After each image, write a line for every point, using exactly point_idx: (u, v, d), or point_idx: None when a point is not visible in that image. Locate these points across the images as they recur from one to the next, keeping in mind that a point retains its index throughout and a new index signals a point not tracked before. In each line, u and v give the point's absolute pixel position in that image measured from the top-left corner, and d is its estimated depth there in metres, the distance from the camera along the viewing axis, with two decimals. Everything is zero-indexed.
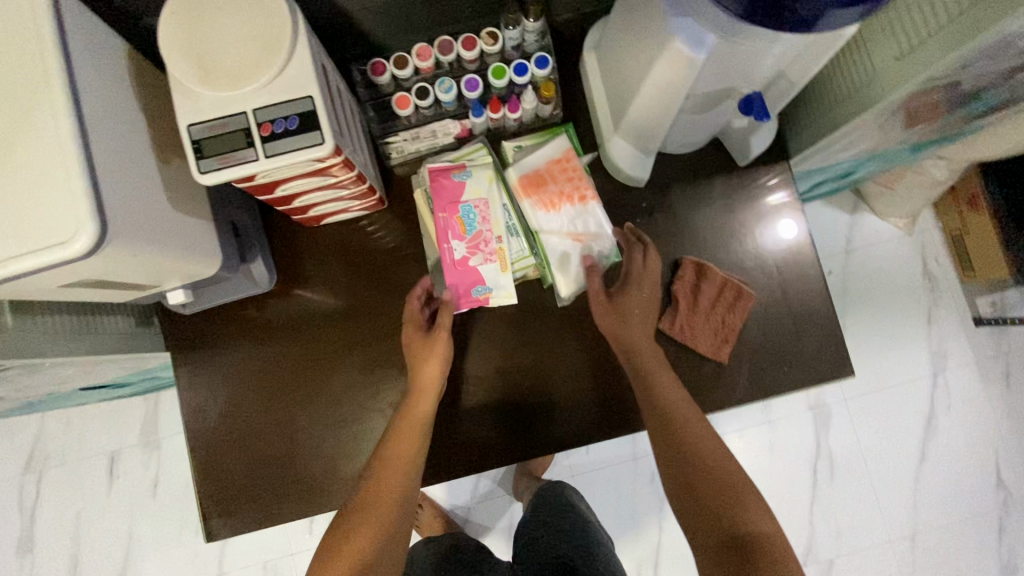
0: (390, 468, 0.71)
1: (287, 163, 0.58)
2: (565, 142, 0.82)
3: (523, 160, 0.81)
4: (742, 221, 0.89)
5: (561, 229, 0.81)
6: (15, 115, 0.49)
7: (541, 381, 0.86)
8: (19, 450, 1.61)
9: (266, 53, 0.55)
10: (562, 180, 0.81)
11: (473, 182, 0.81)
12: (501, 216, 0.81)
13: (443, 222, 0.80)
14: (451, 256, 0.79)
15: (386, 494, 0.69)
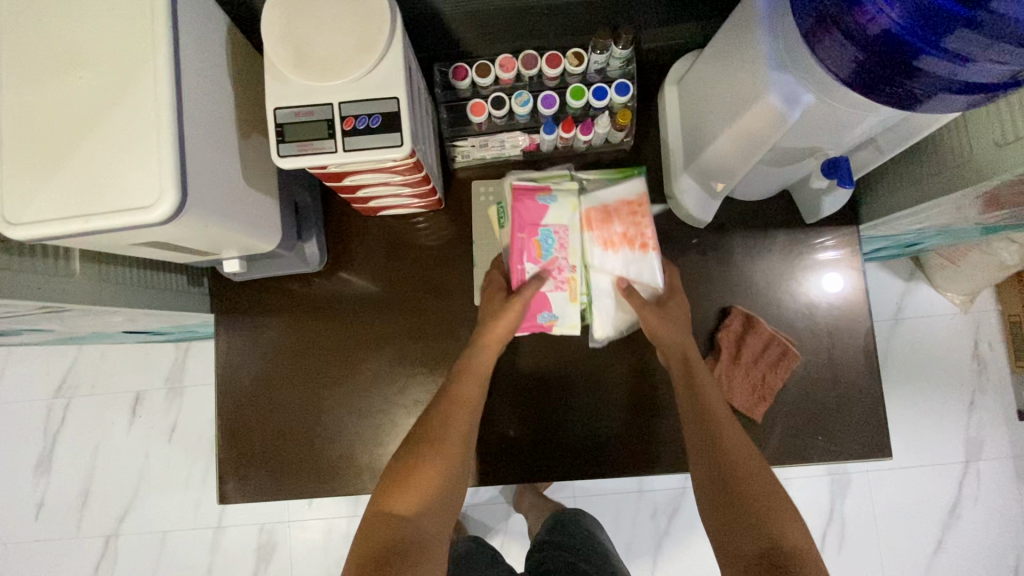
0: (450, 417, 0.72)
1: (362, 159, 0.59)
2: (641, 185, 0.81)
3: (597, 195, 0.80)
4: (797, 278, 0.86)
5: (613, 271, 0.79)
6: (118, 77, 0.51)
7: (567, 404, 0.85)
8: (53, 374, 1.68)
9: (361, 50, 0.56)
10: (628, 222, 0.79)
11: (555, 207, 0.79)
12: (579, 246, 0.79)
13: (520, 243, 0.78)
14: (521, 277, 0.78)
15: (446, 443, 0.70)
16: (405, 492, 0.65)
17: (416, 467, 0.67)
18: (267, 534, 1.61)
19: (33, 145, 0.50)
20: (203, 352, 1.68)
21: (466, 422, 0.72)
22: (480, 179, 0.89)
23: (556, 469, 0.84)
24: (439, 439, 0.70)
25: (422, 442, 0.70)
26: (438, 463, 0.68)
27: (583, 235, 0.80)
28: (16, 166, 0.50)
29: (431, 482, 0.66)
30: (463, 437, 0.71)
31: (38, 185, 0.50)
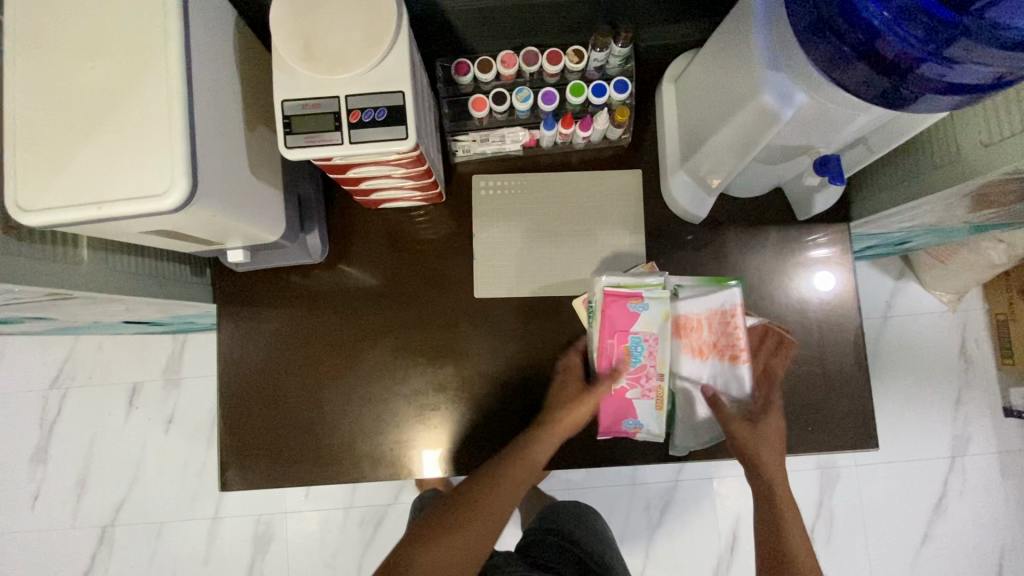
0: (486, 492, 0.73)
1: (368, 152, 0.61)
2: (733, 294, 0.80)
3: (688, 302, 0.81)
4: (789, 274, 0.88)
5: (695, 378, 0.81)
6: (130, 68, 0.52)
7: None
8: (49, 365, 1.68)
9: (366, 44, 0.57)
10: (719, 332, 0.80)
11: (647, 314, 0.80)
12: (668, 354, 0.80)
13: (608, 348, 0.80)
14: (608, 383, 0.80)
15: (476, 517, 0.70)
16: (425, 553, 0.66)
17: (443, 537, 0.68)
18: (264, 525, 1.63)
19: (47, 134, 0.51)
20: (201, 344, 1.68)
21: (503, 505, 0.72)
22: (480, 173, 0.90)
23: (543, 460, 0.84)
24: (472, 514, 0.70)
25: (450, 512, 0.71)
26: (464, 540, 0.68)
27: (671, 343, 0.81)
28: (30, 154, 0.51)
29: (464, 555, 0.67)
30: (497, 519, 0.71)
31: (51, 174, 0.51)
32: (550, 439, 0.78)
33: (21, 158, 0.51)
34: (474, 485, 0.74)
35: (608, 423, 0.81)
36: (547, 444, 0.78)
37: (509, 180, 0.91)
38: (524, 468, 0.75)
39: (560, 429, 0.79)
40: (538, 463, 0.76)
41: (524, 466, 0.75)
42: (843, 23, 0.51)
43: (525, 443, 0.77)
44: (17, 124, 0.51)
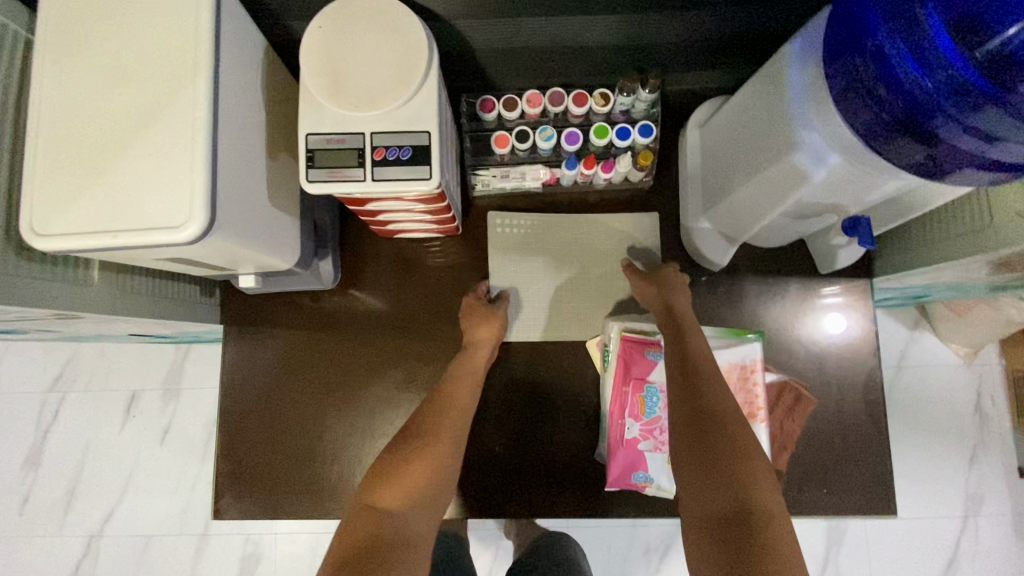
0: (442, 415, 0.71)
1: (390, 189, 0.60)
2: (756, 349, 0.77)
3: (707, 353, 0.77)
4: (808, 326, 0.86)
5: None
6: (158, 96, 0.51)
7: (564, 439, 0.83)
8: (49, 368, 1.66)
9: (395, 83, 0.57)
10: (738, 389, 0.76)
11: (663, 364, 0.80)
12: None
13: (624, 396, 0.78)
14: (621, 432, 0.77)
15: (440, 439, 0.68)
16: (400, 481, 0.62)
17: (409, 460, 0.64)
18: (252, 544, 1.59)
19: (69, 157, 0.50)
20: (203, 355, 1.66)
21: (456, 426, 0.71)
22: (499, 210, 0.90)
23: (544, 506, 0.81)
24: (434, 434, 0.68)
25: (411, 439, 0.67)
26: (428, 460, 0.65)
27: None
28: (51, 177, 0.50)
29: (424, 474, 0.64)
30: (458, 434, 0.70)
31: (70, 197, 0.50)
32: (479, 358, 0.79)
33: (40, 180, 0.50)
34: (427, 410, 0.71)
35: (617, 475, 0.77)
36: (472, 361, 0.78)
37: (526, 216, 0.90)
38: (466, 388, 0.75)
39: (482, 347, 0.80)
40: (474, 379, 0.77)
41: (462, 382, 0.75)
42: (884, 90, 0.50)
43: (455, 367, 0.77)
44: (42, 146, 0.51)
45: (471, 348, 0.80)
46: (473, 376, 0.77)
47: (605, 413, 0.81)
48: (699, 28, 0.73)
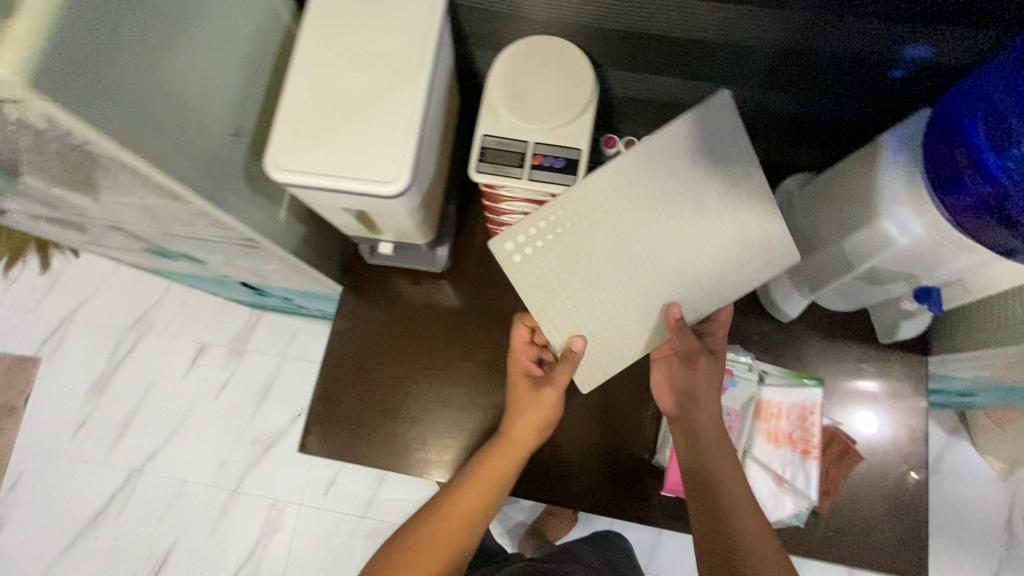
0: (444, 531, 0.76)
1: (538, 189, 0.73)
2: (817, 393, 0.82)
3: (774, 387, 0.82)
4: (863, 389, 0.93)
5: (769, 466, 0.80)
6: (391, 83, 0.66)
7: (616, 445, 0.90)
8: (135, 307, 1.82)
9: (562, 108, 0.70)
10: (796, 424, 0.81)
11: (734, 391, 0.82)
12: (746, 434, 0.81)
13: None
14: None
15: (435, 558, 0.74)
16: None
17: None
18: (277, 511, 1.65)
19: (316, 115, 0.65)
20: (272, 323, 1.78)
21: (456, 538, 0.76)
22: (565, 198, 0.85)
23: (585, 501, 0.88)
24: (431, 550, 0.75)
25: (404, 553, 0.74)
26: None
27: (753, 423, 0.81)
28: (298, 125, 0.65)
29: None
30: (457, 548, 0.76)
31: (309, 144, 0.64)
32: (508, 462, 0.79)
33: (289, 127, 0.64)
34: (430, 519, 0.77)
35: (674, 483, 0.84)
36: (495, 463, 0.79)
37: None
38: (471, 503, 0.77)
39: (509, 443, 0.79)
40: (489, 484, 0.78)
41: (471, 494, 0.77)
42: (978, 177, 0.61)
43: (467, 475, 0.79)
44: (296, 103, 0.65)
45: (497, 445, 0.80)
46: (490, 479, 0.78)
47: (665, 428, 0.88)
48: (802, 113, 0.86)
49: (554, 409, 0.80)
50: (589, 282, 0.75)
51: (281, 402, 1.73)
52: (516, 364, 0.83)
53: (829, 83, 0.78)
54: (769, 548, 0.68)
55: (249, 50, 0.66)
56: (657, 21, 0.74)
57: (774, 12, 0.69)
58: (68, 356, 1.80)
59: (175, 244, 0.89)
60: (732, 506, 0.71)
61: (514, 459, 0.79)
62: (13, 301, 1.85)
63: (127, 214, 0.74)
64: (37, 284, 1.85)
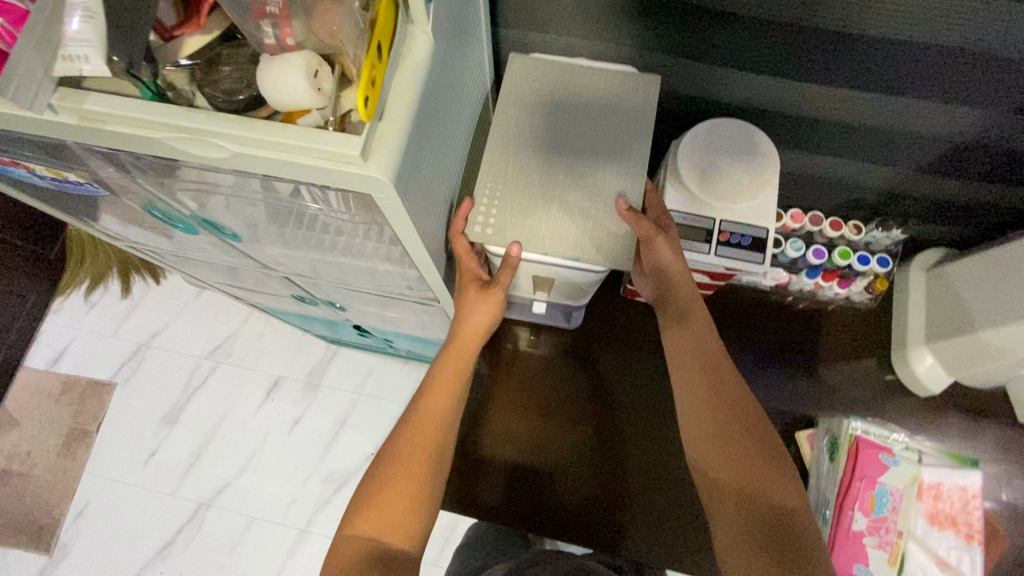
0: (420, 436, 0.68)
1: (723, 264, 0.75)
2: (976, 480, 0.86)
3: (932, 467, 0.85)
4: (1011, 474, 0.92)
5: (933, 550, 0.82)
6: (597, 160, 0.69)
7: (682, 508, 0.93)
8: (213, 336, 1.78)
9: (755, 185, 0.73)
10: (959, 509, 0.84)
11: (896, 471, 0.85)
12: (911, 515, 0.83)
13: (857, 491, 0.83)
14: (852, 523, 0.82)
15: (419, 461, 0.66)
16: (377, 512, 0.63)
17: (386, 487, 0.64)
18: None
19: (521, 191, 0.68)
20: (349, 358, 1.75)
21: (432, 442, 0.68)
22: (561, 137, 0.71)
23: (628, 551, 0.91)
24: (414, 457, 0.67)
25: (389, 465, 0.66)
26: (408, 486, 0.65)
27: (915, 505, 0.84)
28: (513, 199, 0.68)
29: (400, 499, 0.64)
30: (439, 453, 0.68)
31: (519, 218, 0.68)
32: (460, 362, 0.73)
33: (504, 205, 0.68)
34: (408, 428, 0.69)
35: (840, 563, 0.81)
36: (449, 367, 0.72)
37: (753, 310, 1.00)
38: (439, 409, 0.70)
39: (460, 348, 0.73)
40: (454, 385, 0.72)
41: (438, 395, 0.71)
42: None
43: (429, 384, 0.72)
44: (510, 179, 0.69)
45: (446, 352, 0.73)
46: (453, 382, 0.72)
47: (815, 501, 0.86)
48: (951, 196, 0.89)
49: (503, 308, 0.73)
50: (558, 206, 0.68)
51: (354, 442, 1.66)
52: (463, 268, 0.70)
53: (990, 169, 0.82)
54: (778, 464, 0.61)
55: (472, 125, 0.70)
56: (834, 108, 0.78)
57: (956, 108, 0.73)
58: (142, 384, 1.73)
59: (336, 294, 0.91)
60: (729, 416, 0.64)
61: (463, 359, 0.73)
62: (92, 325, 1.78)
63: (320, 267, 0.76)
64: (117, 309, 1.80)
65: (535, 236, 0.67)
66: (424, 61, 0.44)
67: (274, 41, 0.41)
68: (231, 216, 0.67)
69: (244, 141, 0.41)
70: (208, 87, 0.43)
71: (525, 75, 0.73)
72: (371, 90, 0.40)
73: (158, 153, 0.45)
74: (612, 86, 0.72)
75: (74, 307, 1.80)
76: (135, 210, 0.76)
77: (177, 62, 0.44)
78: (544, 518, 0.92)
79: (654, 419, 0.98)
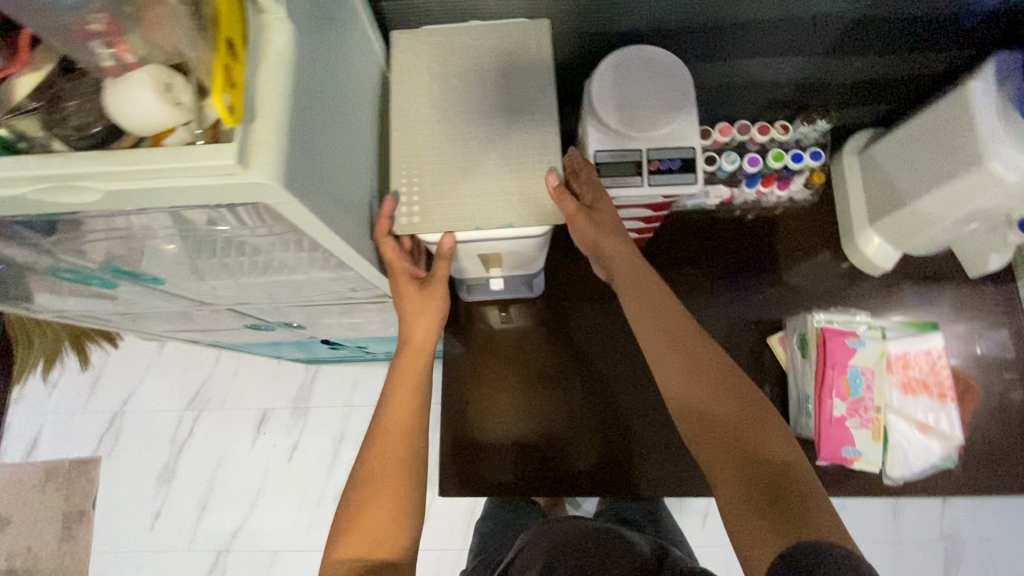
0: (388, 451, 0.67)
1: (659, 193, 0.75)
2: (938, 339, 0.88)
3: (897, 339, 0.88)
4: (968, 327, 0.95)
5: (909, 417, 0.86)
6: (507, 117, 0.68)
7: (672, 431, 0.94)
8: (187, 386, 1.73)
9: (670, 108, 0.72)
10: (927, 372, 0.87)
11: (864, 351, 0.87)
12: (886, 388, 0.86)
13: (831, 379, 0.85)
14: (831, 412, 0.85)
15: (393, 474, 0.66)
16: (359, 532, 0.63)
17: (365, 506, 0.64)
18: None
19: (440, 165, 0.67)
20: (331, 374, 1.72)
21: (402, 454, 0.67)
22: (471, 103, 0.69)
23: (639, 488, 0.92)
24: (386, 471, 0.66)
25: (364, 486, 0.65)
26: (387, 500, 0.64)
27: (887, 378, 0.87)
28: (434, 174, 0.66)
29: (379, 516, 0.63)
30: (411, 463, 0.67)
31: (442, 194, 0.66)
32: (415, 369, 0.72)
33: (427, 183, 0.66)
34: (374, 449, 0.68)
35: (828, 451, 0.84)
36: (406, 374, 0.71)
37: (704, 232, 1.01)
38: (402, 420, 0.68)
39: (411, 352, 0.72)
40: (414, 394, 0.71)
41: (402, 405, 0.70)
42: None
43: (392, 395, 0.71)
44: (424, 155, 0.67)
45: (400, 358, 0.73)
46: (412, 394, 0.70)
47: (797, 397, 0.90)
48: (865, 73, 0.90)
49: (445, 302, 0.73)
50: (482, 173, 0.66)
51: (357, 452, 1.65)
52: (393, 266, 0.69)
53: (895, 38, 0.83)
54: (763, 423, 0.63)
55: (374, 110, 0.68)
56: (737, 10, 0.77)
57: None
58: (128, 451, 1.68)
59: (287, 313, 0.88)
60: (706, 383, 0.65)
61: (418, 364, 0.72)
62: (58, 406, 1.71)
63: (260, 291, 0.74)
64: (81, 383, 1.73)
65: (460, 207, 0.65)
66: (286, 49, 0.41)
67: (111, 61, 0.38)
68: (149, 261, 0.64)
69: (116, 176, 0.38)
70: (59, 127, 0.41)
71: (418, 47, 0.71)
72: (232, 89, 0.37)
73: (30, 212, 0.42)
74: (515, 41, 0.70)
75: (36, 392, 1.72)
76: (52, 278, 0.72)
77: (17, 108, 0.40)
78: (547, 483, 0.93)
79: (631, 358, 0.98)
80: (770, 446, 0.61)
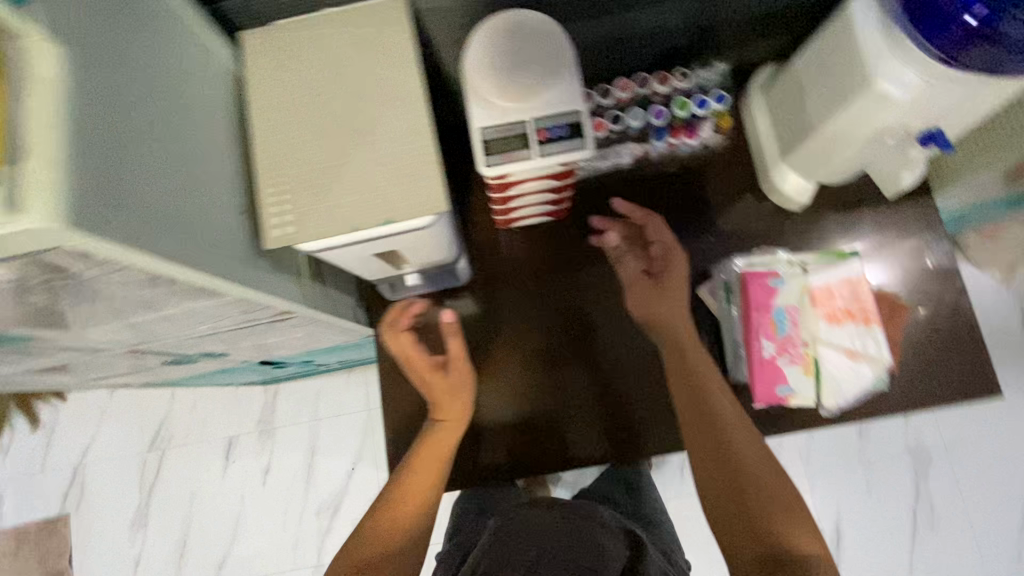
0: (409, 486, 0.81)
1: (553, 163, 0.72)
2: (859, 263, 0.88)
3: (819, 271, 0.88)
4: (891, 248, 0.96)
5: (839, 346, 0.86)
6: (373, 107, 0.64)
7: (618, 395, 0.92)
8: (145, 427, 1.67)
9: (547, 73, 0.69)
10: (852, 298, 0.87)
11: (786, 289, 0.88)
12: (811, 322, 0.87)
13: (756, 322, 0.86)
14: (760, 354, 0.85)
15: (414, 504, 0.80)
16: (370, 544, 0.76)
17: (380, 524, 0.78)
18: None
19: (311, 169, 0.63)
20: (291, 391, 1.66)
21: (424, 492, 0.81)
22: (335, 96, 0.65)
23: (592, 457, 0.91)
24: (406, 500, 0.80)
25: (384, 508, 0.79)
26: (405, 525, 0.78)
27: (813, 311, 0.87)
28: (305, 179, 0.63)
29: (391, 534, 0.77)
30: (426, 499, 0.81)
31: (316, 199, 0.62)
32: (447, 430, 0.85)
33: (299, 191, 0.62)
34: (402, 480, 0.82)
35: (761, 392, 0.85)
36: (444, 432, 0.85)
37: (619, 191, 0.99)
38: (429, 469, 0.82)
39: (446, 415, 0.86)
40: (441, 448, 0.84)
41: (433, 449, 0.84)
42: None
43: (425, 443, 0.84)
44: (292, 161, 0.63)
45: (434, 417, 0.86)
46: (442, 449, 0.84)
47: (731, 342, 0.91)
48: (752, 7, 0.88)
49: (469, 377, 0.89)
50: (355, 170, 0.62)
51: (329, 465, 1.61)
52: (411, 354, 0.88)
53: None
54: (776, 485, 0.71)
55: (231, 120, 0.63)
56: None
57: None
58: (95, 503, 1.63)
59: (201, 344, 0.84)
60: (732, 448, 0.74)
61: (452, 427, 0.86)
62: (16, 469, 1.65)
63: (153, 329, 0.70)
64: (34, 443, 1.66)
65: (336, 211, 0.62)
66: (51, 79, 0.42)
67: None
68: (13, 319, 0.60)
69: None
70: None
71: (270, 45, 0.66)
72: None
73: None
74: (373, 23, 0.66)
75: None
76: None
77: None
78: (509, 469, 0.91)
79: (567, 329, 0.95)
80: (798, 533, 0.67)
